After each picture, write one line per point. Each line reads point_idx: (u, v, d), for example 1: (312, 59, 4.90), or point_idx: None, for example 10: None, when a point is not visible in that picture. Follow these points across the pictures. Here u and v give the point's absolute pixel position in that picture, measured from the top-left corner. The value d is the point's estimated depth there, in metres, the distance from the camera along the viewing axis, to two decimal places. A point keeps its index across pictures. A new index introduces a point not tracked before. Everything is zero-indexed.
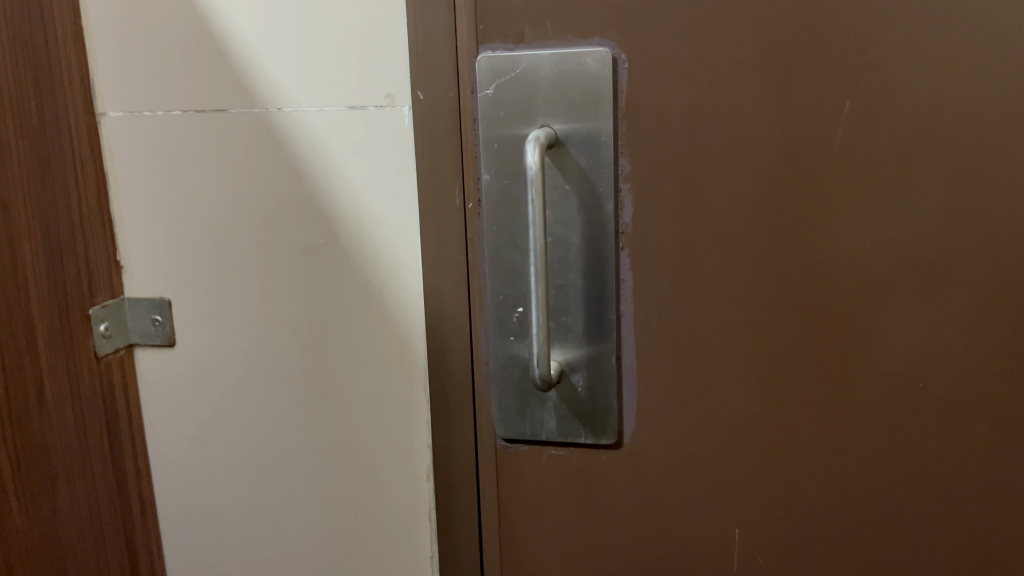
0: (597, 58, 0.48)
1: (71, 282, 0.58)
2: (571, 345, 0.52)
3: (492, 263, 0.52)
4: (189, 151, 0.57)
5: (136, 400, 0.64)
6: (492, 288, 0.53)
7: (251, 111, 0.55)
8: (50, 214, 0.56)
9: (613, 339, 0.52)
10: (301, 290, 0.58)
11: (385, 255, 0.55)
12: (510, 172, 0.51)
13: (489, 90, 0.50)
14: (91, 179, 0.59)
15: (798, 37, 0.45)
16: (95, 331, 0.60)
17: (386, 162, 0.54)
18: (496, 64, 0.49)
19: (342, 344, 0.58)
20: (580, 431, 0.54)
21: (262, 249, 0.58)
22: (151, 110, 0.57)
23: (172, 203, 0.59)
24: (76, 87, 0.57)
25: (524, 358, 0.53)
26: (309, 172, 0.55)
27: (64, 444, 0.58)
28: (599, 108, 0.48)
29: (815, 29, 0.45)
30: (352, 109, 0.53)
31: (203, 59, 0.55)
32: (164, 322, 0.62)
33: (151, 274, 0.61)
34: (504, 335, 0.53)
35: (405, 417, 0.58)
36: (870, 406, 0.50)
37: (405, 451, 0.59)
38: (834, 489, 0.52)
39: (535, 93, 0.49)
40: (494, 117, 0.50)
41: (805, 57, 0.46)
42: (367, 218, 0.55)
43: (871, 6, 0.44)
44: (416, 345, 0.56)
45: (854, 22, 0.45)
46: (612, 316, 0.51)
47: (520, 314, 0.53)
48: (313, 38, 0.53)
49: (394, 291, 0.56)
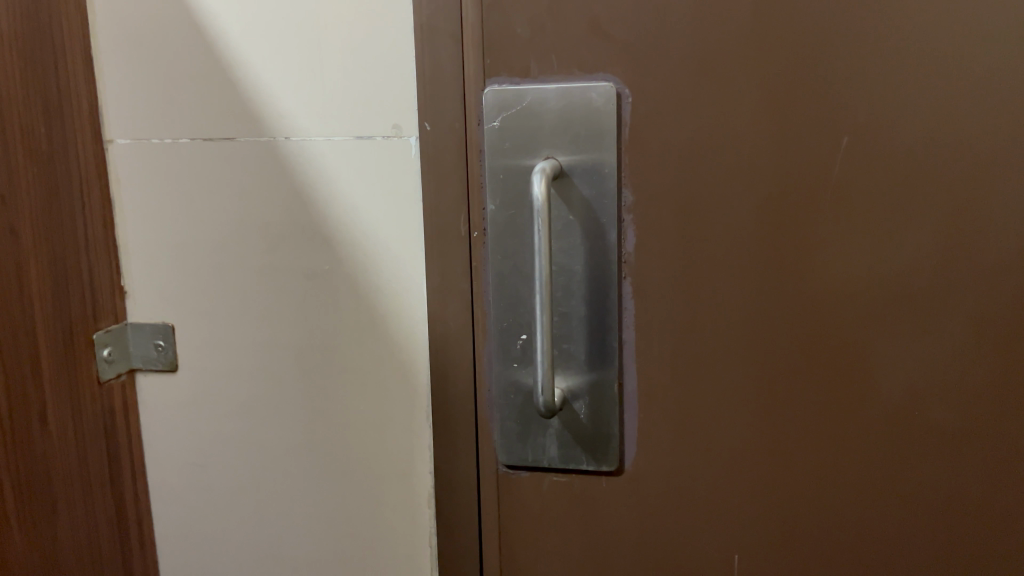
0: (602, 92, 0.49)
1: (75, 306, 0.58)
2: (574, 372, 0.53)
3: (496, 291, 0.53)
4: (196, 176, 0.58)
5: (137, 424, 0.64)
6: (497, 316, 0.54)
7: (258, 139, 0.56)
8: (58, 240, 0.56)
9: (615, 366, 0.53)
10: (305, 316, 0.58)
11: (389, 282, 0.56)
12: (514, 202, 0.52)
13: (495, 122, 0.51)
14: (97, 205, 0.59)
15: (796, 74, 0.47)
16: (98, 356, 0.60)
17: (392, 191, 0.55)
18: (503, 97, 0.51)
19: (345, 370, 0.58)
20: (582, 457, 0.55)
21: (266, 274, 0.58)
22: (159, 138, 0.58)
23: (177, 229, 0.59)
24: (85, 115, 0.58)
25: (527, 385, 0.54)
26: (315, 199, 0.56)
27: (65, 469, 0.58)
28: (602, 140, 0.50)
29: (811, 67, 0.47)
30: (359, 138, 0.54)
31: (212, 87, 0.56)
32: (167, 347, 0.62)
33: (155, 299, 0.61)
34: (507, 362, 0.54)
35: (407, 442, 0.58)
36: (865, 431, 0.51)
37: (406, 476, 0.59)
38: (832, 513, 0.52)
39: (541, 125, 0.50)
40: (501, 148, 0.51)
41: (801, 93, 0.47)
42: (372, 245, 0.56)
43: (865, 46, 0.46)
44: (419, 372, 0.57)
45: (849, 61, 0.46)
46: (614, 344, 0.52)
47: (524, 340, 0.54)
48: (320, 69, 0.54)
49: (398, 318, 0.57)
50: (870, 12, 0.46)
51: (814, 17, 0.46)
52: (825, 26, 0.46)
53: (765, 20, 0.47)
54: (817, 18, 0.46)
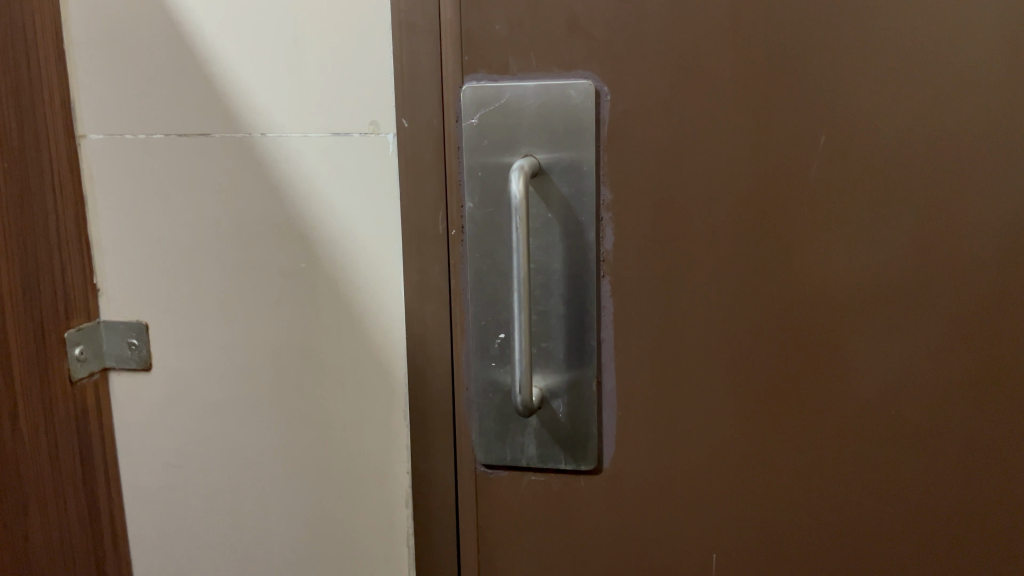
0: (581, 89, 0.49)
1: (47, 304, 0.57)
2: (552, 370, 0.53)
3: (474, 290, 0.53)
4: (170, 172, 0.57)
5: (110, 425, 0.63)
6: (475, 314, 0.53)
7: (234, 135, 0.55)
8: (28, 237, 0.55)
9: (594, 364, 0.52)
10: (281, 314, 0.58)
11: (367, 280, 0.56)
12: (493, 201, 0.51)
13: (474, 119, 0.51)
14: (69, 201, 0.58)
15: (774, 72, 0.47)
16: (70, 355, 0.59)
17: (369, 188, 0.54)
18: (481, 94, 0.50)
19: (323, 369, 0.58)
20: (560, 456, 0.54)
21: (242, 271, 0.58)
22: (133, 134, 0.57)
23: (152, 226, 0.59)
24: (57, 109, 0.57)
25: (505, 384, 0.54)
26: (292, 195, 0.55)
27: (37, 470, 0.57)
28: (581, 137, 0.49)
29: (789, 65, 0.47)
30: (336, 134, 0.54)
31: (187, 82, 0.55)
32: (141, 345, 0.61)
33: (128, 297, 0.61)
34: (485, 361, 0.54)
35: (385, 442, 0.58)
36: (841, 427, 0.51)
37: (383, 476, 0.58)
38: (809, 513, 0.53)
39: (519, 122, 0.50)
40: (479, 145, 0.51)
41: (779, 91, 0.47)
42: (349, 242, 0.55)
43: (841, 44, 0.46)
44: (396, 370, 0.57)
45: (826, 60, 0.46)
46: (593, 342, 0.52)
47: (502, 340, 0.53)
48: (296, 64, 0.53)
49: (376, 317, 0.56)
50: (849, 12, 0.46)
51: (793, 17, 0.46)
52: (804, 25, 0.46)
53: (743, 21, 0.47)
54: (794, 15, 0.46)
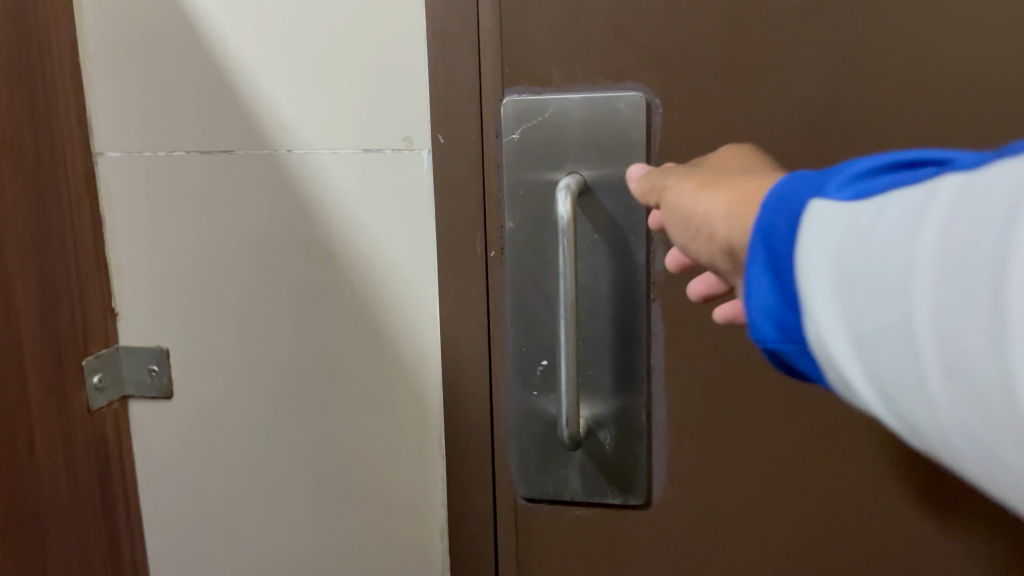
0: (630, 102, 0.46)
1: (65, 330, 0.54)
2: (599, 400, 0.50)
3: (515, 315, 0.50)
4: (191, 190, 0.54)
5: (130, 455, 0.60)
6: (515, 340, 0.51)
7: (258, 152, 0.53)
8: (45, 261, 0.53)
9: (643, 393, 0.49)
10: (309, 338, 0.55)
11: (400, 303, 0.53)
12: (535, 220, 0.49)
13: (515, 134, 0.48)
14: (86, 222, 0.55)
15: (838, 82, 0.44)
16: (89, 382, 0.56)
17: (402, 207, 0.51)
18: (523, 107, 0.47)
19: (353, 396, 0.55)
20: (607, 490, 0.51)
21: (268, 294, 0.55)
22: (152, 151, 0.54)
23: (172, 247, 0.56)
24: (73, 126, 0.54)
25: (547, 413, 0.51)
26: (320, 215, 0.53)
27: (57, 502, 0.55)
28: (630, 153, 0.46)
29: (855, 74, 0.44)
30: (367, 151, 0.51)
31: (209, 96, 0.52)
32: (161, 372, 0.58)
33: (149, 321, 0.58)
34: (526, 389, 0.51)
35: (419, 473, 0.55)
36: (911, 459, 0.47)
37: (418, 508, 0.55)
38: (856, 510, 0.49)
39: (564, 137, 0.47)
40: (521, 161, 0.48)
41: (844, 102, 0.44)
42: (381, 263, 0.53)
43: (912, 51, 0.43)
44: (431, 399, 0.54)
45: (896, 68, 0.43)
46: (642, 369, 0.49)
47: (544, 365, 0.50)
48: (324, 76, 0.50)
49: (410, 342, 0.53)
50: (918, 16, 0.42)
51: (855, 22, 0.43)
52: (869, 32, 0.43)
53: (802, 25, 0.44)
54: (860, 21, 0.43)
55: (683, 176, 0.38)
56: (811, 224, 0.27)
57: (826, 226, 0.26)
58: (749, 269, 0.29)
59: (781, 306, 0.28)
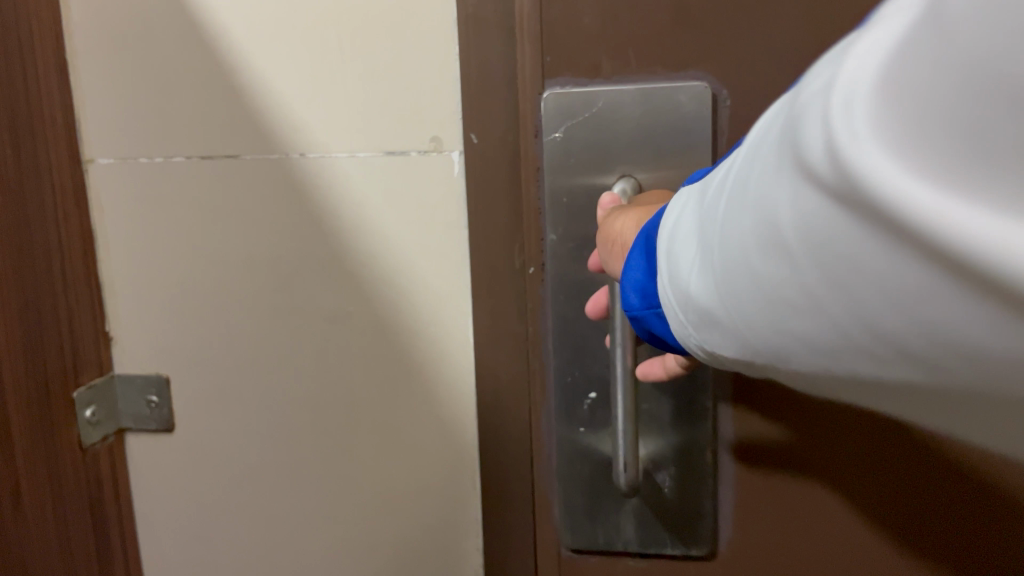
0: (692, 93, 0.40)
1: (52, 360, 0.48)
2: (658, 437, 0.44)
3: (558, 342, 0.44)
4: (192, 201, 0.49)
5: (128, 493, 0.54)
6: (559, 371, 0.45)
7: (267, 157, 0.47)
8: (29, 284, 0.47)
9: (709, 430, 0.43)
10: (326, 365, 0.49)
11: (428, 324, 0.47)
12: (583, 232, 0.42)
13: (557, 133, 0.42)
14: (76, 238, 0.50)
15: None
16: (80, 417, 0.50)
17: (428, 217, 0.45)
18: (566, 103, 0.41)
19: (375, 429, 0.49)
20: (666, 539, 0.45)
21: (279, 316, 0.49)
22: (148, 157, 0.49)
23: (172, 264, 0.50)
24: (60, 132, 0.48)
25: (597, 453, 0.45)
26: (337, 227, 0.47)
27: (45, 557, 0.48)
28: (694, 153, 0.41)
29: None
30: (390, 154, 0.45)
31: (211, 94, 0.47)
32: (161, 403, 0.52)
33: (148, 346, 0.52)
34: (572, 426, 0.45)
35: (450, 514, 0.49)
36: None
37: (449, 554, 0.50)
38: (941, 510, 0.42)
39: (615, 136, 0.41)
40: (565, 165, 0.42)
41: None
42: (406, 281, 0.47)
43: None
44: (464, 432, 0.48)
45: None
46: (707, 401, 0.43)
47: (591, 400, 0.44)
48: (341, 71, 0.44)
49: (439, 369, 0.47)
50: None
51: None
52: None
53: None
54: None
55: (621, 209, 0.36)
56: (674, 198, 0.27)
57: (674, 198, 0.26)
58: (629, 254, 0.30)
59: (645, 279, 0.28)
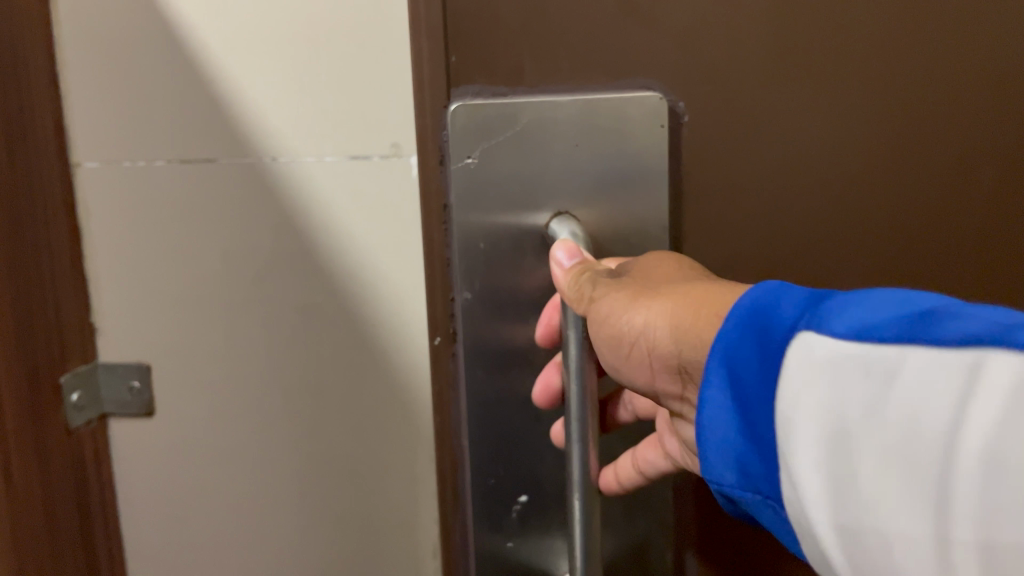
0: (638, 106, 0.46)
1: (40, 349, 0.51)
2: (610, 534, 0.52)
3: (490, 436, 0.50)
4: (174, 203, 0.53)
5: (110, 475, 0.58)
6: (486, 481, 0.51)
7: (242, 160, 0.51)
8: (22, 276, 0.49)
9: (657, 527, 0.52)
10: (296, 352, 0.53)
11: (389, 313, 0.52)
12: (509, 247, 0.47)
13: (468, 158, 0.46)
14: (64, 234, 0.53)
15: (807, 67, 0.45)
16: (67, 400, 0.54)
17: (388, 215, 0.50)
18: (474, 120, 0.46)
19: (340, 410, 0.54)
20: None
21: (253, 307, 0.53)
22: (132, 160, 0.53)
23: (153, 259, 0.54)
24: (51, 135, 0.52)
25: (528, 557, 0.52)
26: (306, 225, 0.51)
27: (33, 534, 0.51)
28: (631, 158, 0.47)
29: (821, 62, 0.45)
30: (355, 158, 0.50)
31: (192, 102, 0.51)
32: (143, 388, 0.56)
33: (130, 336, 0.56)
34: (500, 535, 0.51)
35: (409, 487, 0.54)
36: None
37: (409, 525, 0.54)
38: None
39: (538, 151, 0.46)
40: (474, 188, 0.46)
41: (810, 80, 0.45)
42: (369, 274, 0.51)
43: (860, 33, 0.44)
44: (421, 411, 0.53)
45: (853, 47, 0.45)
46: (655, 499, 0.52)
47: (522, 502, 0.51)
48: (310, 82, 0.49)
49: (399, 353, 0.52)
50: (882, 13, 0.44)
51: (838, 37, 0.45)
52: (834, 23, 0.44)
53: (785, 24, 0.44)
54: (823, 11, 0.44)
55: (618, 302, 0.39)
56: (800, 357, 0.27)
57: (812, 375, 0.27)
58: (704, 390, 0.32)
59: (747, 450, 0.30)
